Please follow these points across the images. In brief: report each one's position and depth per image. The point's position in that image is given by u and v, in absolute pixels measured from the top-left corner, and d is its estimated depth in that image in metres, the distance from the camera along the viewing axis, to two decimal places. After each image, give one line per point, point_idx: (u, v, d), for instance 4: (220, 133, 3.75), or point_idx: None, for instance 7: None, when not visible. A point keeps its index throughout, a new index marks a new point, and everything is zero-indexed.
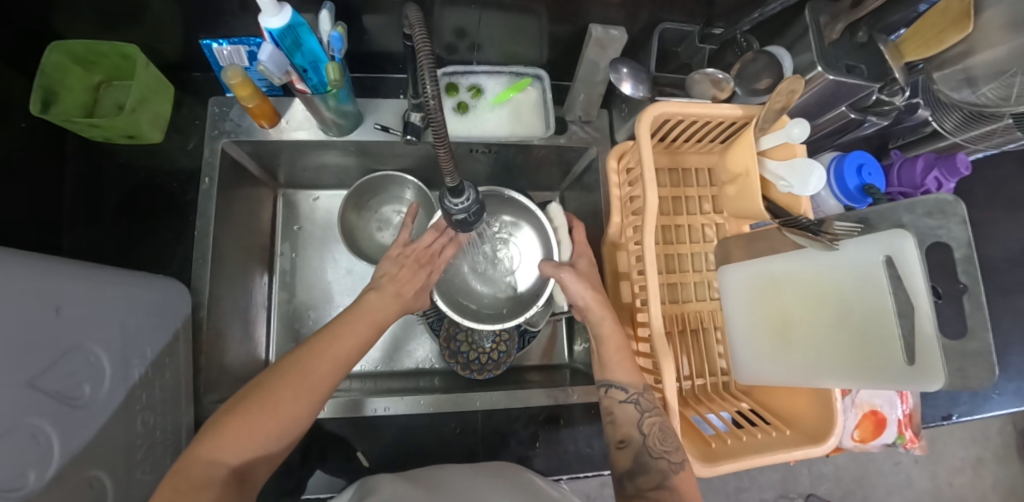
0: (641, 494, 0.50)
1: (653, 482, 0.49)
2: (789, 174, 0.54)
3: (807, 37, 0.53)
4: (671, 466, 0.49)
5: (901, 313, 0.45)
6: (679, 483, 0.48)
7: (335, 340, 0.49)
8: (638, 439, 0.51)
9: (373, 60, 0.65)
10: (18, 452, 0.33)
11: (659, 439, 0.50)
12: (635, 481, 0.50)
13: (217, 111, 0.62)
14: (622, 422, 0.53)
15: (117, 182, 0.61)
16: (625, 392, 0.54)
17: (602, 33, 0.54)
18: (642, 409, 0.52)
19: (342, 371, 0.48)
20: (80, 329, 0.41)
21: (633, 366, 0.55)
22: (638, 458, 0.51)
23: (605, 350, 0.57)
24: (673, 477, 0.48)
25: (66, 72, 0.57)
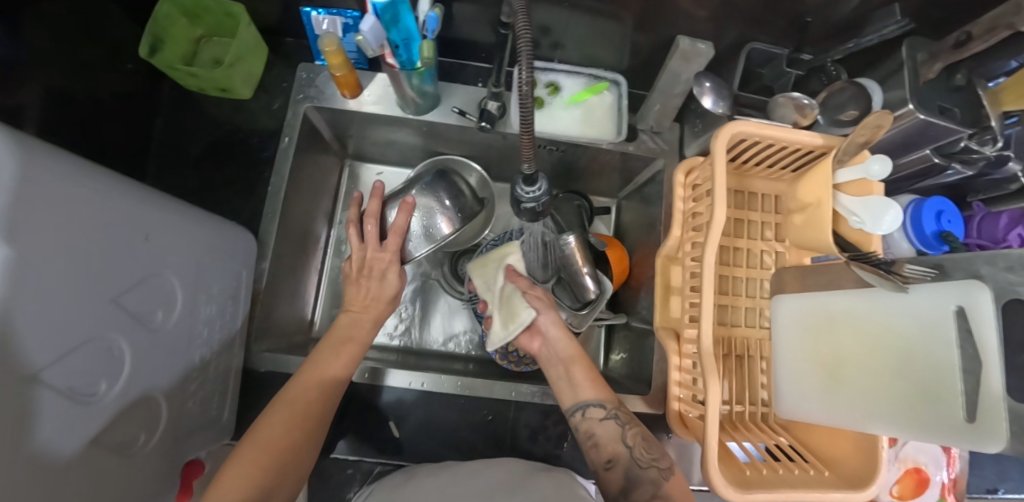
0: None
1: (647, 496, 0.47)
2: (863, 210, 0.52)
3: (901, 73, 0.51)
4: (660, 474, 0.48)
5: (966, 368, 0.42)
6: (671, 491, 0.47)
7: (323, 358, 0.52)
8: (625, 454, 0.49)
9: (456, 46, 0.67)
10: (95, 361, 0.36)
11: (644, 448, 0.50)
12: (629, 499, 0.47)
13: (304, 77, 0.65)
14: (605, 441, 0.51)
15: (204, 132, 0.67)
16: (604, 409, 0.52)
17: (688, 46, 0.53)
18: (622, 422, 0.51)
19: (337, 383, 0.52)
20: (159, 259, 0.43)
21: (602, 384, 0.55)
22: (628, 473, 0.48)
23: (574, 372, 0.56)
24: (665, 486, 0.47)
25: (173, 22, 0.61)
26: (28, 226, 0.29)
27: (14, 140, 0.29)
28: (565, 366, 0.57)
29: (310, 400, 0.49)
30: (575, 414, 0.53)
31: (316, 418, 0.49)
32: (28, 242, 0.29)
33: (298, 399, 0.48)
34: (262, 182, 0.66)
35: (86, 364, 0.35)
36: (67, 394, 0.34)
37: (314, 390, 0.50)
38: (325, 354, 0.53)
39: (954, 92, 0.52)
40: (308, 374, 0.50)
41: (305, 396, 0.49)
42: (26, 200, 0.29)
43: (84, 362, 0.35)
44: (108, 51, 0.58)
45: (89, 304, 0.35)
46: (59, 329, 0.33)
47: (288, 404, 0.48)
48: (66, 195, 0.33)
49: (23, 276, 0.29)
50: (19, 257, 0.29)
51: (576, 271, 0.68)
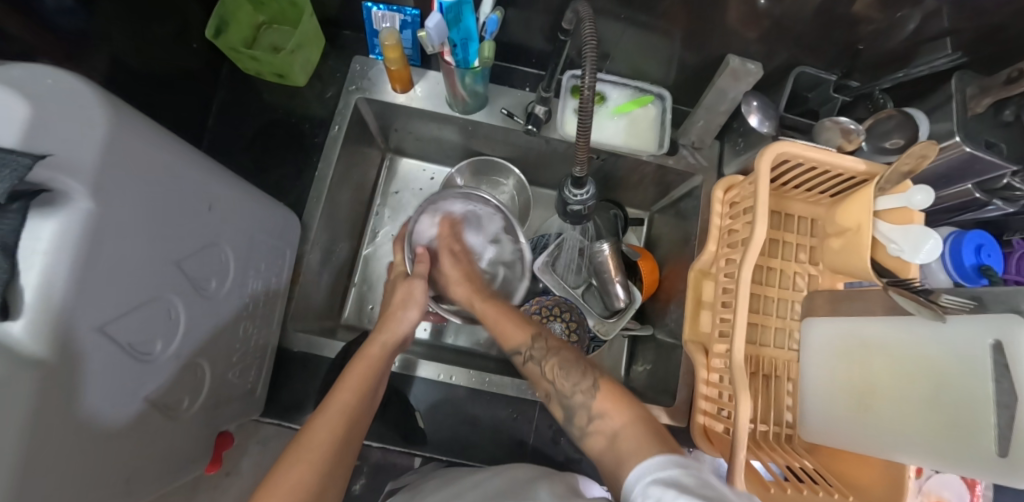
0: (585, 432, 0.44)
1: (584, 419, 0.44)
2: (903, 239, 0.52)
3: (949, 106, 0.52)
4: (586, 395, 0.45)
5: (1002, 403, 0.41)
6: (603, 406, 0.43)
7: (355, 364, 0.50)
8: (553, 389, 0.48)
9: (507, 50, 0.69)
10: (154, 321, 0.37)
11: (564, 377, 0.48)
12: (574, 424, 0.45)
13: (358, 69, 0.68)
14: (535, 379, 0.51)
15: (258, 115, 0.69)
16: (522, 353, 0.53)
17: (739, 64, 0.54)
18: (539, 358, 0.51)
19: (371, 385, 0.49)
20: (219, 228, 0.44)
21: (519, 323, 0.55)
22: (564, 406, 0.47)
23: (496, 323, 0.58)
24: (595, 404, 0.44)
25: (239, 7, 0.64)
26: (110, 182, 0.31)
27: (105, 100, 0.31)
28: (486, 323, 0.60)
29: (323, 444, 0.41)
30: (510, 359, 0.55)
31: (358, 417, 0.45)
32: (107, 198, 0.31)
33: (308, 446, 0.41)
34: (309, 167, 0.68)
35: (145, 323, 0.36)
36: (127, 350, 0.34)
37: (328, 428, 0.42)
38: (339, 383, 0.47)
39: (1002, 128, 0.52)
40: (316, 419, 0.43)
41: (318, 439, 0.41)
42: (111, 157, 0.31)
43: (143, 320, 0.36)
44: (178, 30, 0.61)
45: (154, 265, 0.36)
46: (124, 285, 0.34)
47: (298, 455, 0.40)
48: (146, 156, 0.34)
49: (100, 228, 0.30)
50: (99, 210, 0.30)
51: (608, 279, 0.70)
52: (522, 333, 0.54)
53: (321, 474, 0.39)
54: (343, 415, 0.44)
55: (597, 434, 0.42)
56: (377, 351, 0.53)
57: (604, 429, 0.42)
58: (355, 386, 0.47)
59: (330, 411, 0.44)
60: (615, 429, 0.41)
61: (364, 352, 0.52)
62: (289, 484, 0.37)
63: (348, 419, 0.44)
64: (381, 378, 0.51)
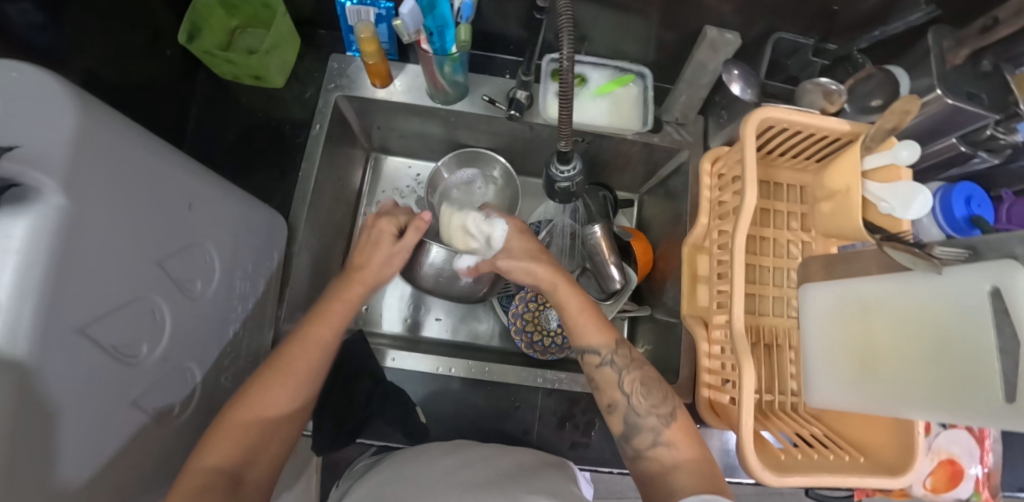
0: (639, 455, 0.49)
1: (647, 441, 0.49)
2: (892, 196, 0.52)
3: (927, 60, 0.52)
4: (661, 421, 0.49)
5: (1005, 348, 0.41)
6: (673, 438, 0.48)
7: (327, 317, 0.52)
8: (623, 401, 0.51)
9: (485, 39, 0.68)
10: (138, 322, 0.36)
11: (642, 396, 0.50)
12: (631, 444, 0.50)
13: (335, 67, 0.67)
14: (605, 386, 0.52)
15: (237, 120, 0.68)
16: (600, 355, 0.53)
17: (717, 35, 0.54)
18: (620, 368, 0.52)
19: (330, 348, 0.51)
20: (200, 228, 0.43)
21: (601, 324, 0.54)
22: (627, 419, 0.50)
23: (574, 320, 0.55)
24: (665, 432, 0.49)
25: (211, 12, 0.63)
26: (84, 178, 0.30)
27: (72, 93, 0.30)
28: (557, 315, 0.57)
29: (267, 404, 0.45)
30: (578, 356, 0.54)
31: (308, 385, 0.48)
32: (82, 194, 0.29)
33: (253, 405, 0.45)
34: (292, 168, 0.67)
35: (128, 325, 0.35)
36: (110, 352, 0.33)
37: (274, 393, 0.46)
38: (314, 318, 0.52)
39: (981, 79, 0.52)
40: (293, 350, 0.49)
41: (264, 403, 0.45)
42: (82, 151, 0.29)
43: (126, 322, 0.35)
44: (150, 38, 0.60)
45: (134, 264, 0.35)
46: (106, 285, 0.32)
47: (274, 380, 0.47)
48: (120, 152, 0.33)
49: (75, 226, 0.29)
50: (73, 206, 0.29)
51: (602, 262, 0.70)
52: (611, 336, 0.53)
53: (290, 400, 0.47)
54: (317, 354, 0.49)
55: (655, 459, 0.48)
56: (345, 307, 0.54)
57: (666, 458, 0.47)
58: (330, 329, 0.51)
59: (307, 344, 0.50)
60: (677, 461, 0.47)
61: (337, 293, 0.55)
62: (263, 404, 0.45)
63: (322, 357, 0.50)
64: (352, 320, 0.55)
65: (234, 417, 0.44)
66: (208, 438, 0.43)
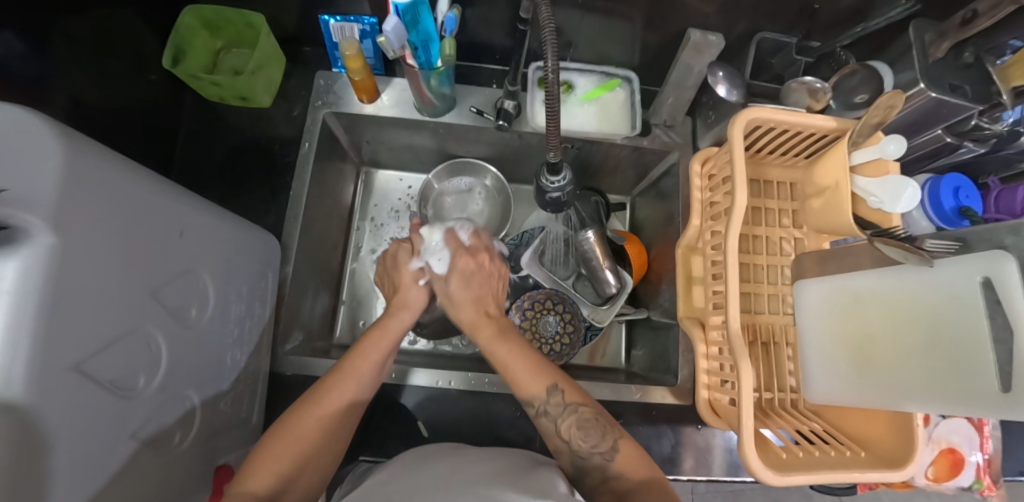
0: (595, 488, 0.48)
1: (598, 478, 0.48)
2: (881, 190, 0.53)
3: (910, 54, 0.53)
4: (605, 459, 0.48)
5: (998, 338, 0.41)
6: (621, 468, 0.48)
7: (371, 344, 0.53)
8: (566, 447, 0.50)
9: (470, 49, 0.68)
10: (134, 355, 0.36)
11: (582, 438, 0.49)
12: (584, 484, 0.49)
13: (322, 84, 0.67)
14: (547, 436, 0.52)
15: (225, 141, 0.68)
16: (536, 406, 0.52)
17: (700, 37, 0.56)
18: (556, 417, 0.51)
19: (370, 376, 0.52)
20: (194, 255, 0.43)
21: (531, 371, 0.52)
22: (574, 461, 0.50)
23: (512, 366, 0.54)
24: (613, 466, 0.48)
25: (194, 34, 0.63)
26: (74, 215, 0.29)
27: (58, 129, 0.29)
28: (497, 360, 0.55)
29: (306, 433, 0.46)
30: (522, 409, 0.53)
31: (347, 411, 0.49)
32: (74, 232, 0.29)
33: (291, 432, 0.45)
34: (282, 187, 0.67)
35: (125, 358, 0.35)
36: (107, 387, 0.33)
37: (312, 420, 0.46)
38: (358, 350, 0.52)
39: (963, 70, 0.52)
40: (331, 381, 0.49)
41: (303, 430, 0.45)
42: (73, 189, 0.29)
43: (123, 356, 0.34)
44: (135, 63, 0.60)
45: (129, 297, 0.35)
46: (101, 320, 0.32)
47: (312, 412, 0.47)
48: (111, 185, 0.32)
49: (67, 264, 0.29)
50: (65, 244, 0.28)
51: (596, 266, 0.70)
52: (540, 384, 0.52)
53: (326, 431, 0.47)
54: (353, 386, 0.50)
55: (612, 489, 0.47)
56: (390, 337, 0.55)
57: (618, 488, 0.47)
58: (372, 362, 0.52)
59: (350, 372, 0.50)
60: (629, 488, 0.46)
61: (385, 325, 0.57)
62: (297, 434, 0.45)
63: (358, 389, 0.50)
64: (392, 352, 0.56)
65: (273, 450, 0.44)
66: (245, 470, 0.43)
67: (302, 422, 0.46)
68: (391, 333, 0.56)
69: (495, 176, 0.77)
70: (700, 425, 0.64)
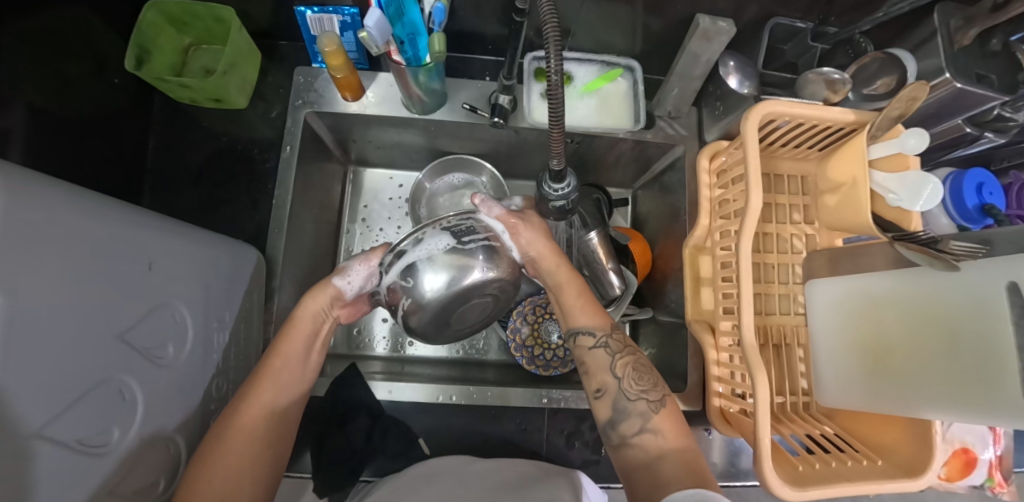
0: (625, 442, 0.48)
1: (634, 428, 0.48)
2: (901, 187, 0.49)
3: (934, 41, 0.49)
4: (650, 407, 0.48)
5: None
6: (661, 425, 0.47)
7: (288, 338, 0.50)
8: (614, 383, 0.50)
9: (461, 39, 0.64)
10: (105, 408, 0.32)
11: (635, 380, 0.50)
12: (617, 429, 0.48)
13: (302, 81, 0.62)
14: (596, 369, 0.52)
15: (201, 147, 0.64)
16: (594, 337, 0.53)
17: (710, 24, 0.51)
18: (613, 352, 0.52)
19: (297, 378, 0.49)
20: (167, 287, 0.39)
21: (597, 310, 0.55)
22: (616, 404, 0.49)
23: (566, 296, 0.56)
24: (653, 419, 0.48)
25: (159, 31, 0.58)
26: (23, 269, 0.25)
27: None
28: (556, 291, 0.56)
29: (241, 448, 0.42)
30: (569, 340, 0.54)
31: (282, 420, 0.46)
32: (27, 287, 0.26)
33: (222, 453, 0.41)
34: (265, 196, 0.63)
35: (94, 413, 0.31)
36: (76, 449, 0.30)
37: (245, 436, 0.43)
38: (275, 349, 0.49)
39: (989, 58, 0.50)
40: (254, 389, 0.46)
41: (236, 446, 0.42)
42: (19, 241, 0.25)
43: (91, 411, 0.31)
44: (95, 66, 0.55)
45: (93, 348, 0.31)
46: (62, 377, 0.29)
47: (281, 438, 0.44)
48: (58, 228, 0.28)
49: (19, 324, 0.25)
50: (17, 303, 0.25)
51: (600, 268, 0.68)
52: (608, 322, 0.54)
53: (262, 442, 0.43)
54: (282, 388, 0.47)
55: (641, 447, 0.46)
56: (306, 325, 0.51)
57: (653, 445, 0.46)
58: (289, 361, 0.49)
59: (270, 378, 0.47)
60: (664, 448, 0.46)
61: (298, 317, 0.52)
62: (228, 453, 0.41)
63: (290, 391, 0.48)
64: (316, 344, 0.52)
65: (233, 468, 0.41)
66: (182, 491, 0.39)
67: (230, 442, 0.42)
68: (304, 322, 0.52)
69: (490, 175, 0.72)
70: (710, 428, 0.65)
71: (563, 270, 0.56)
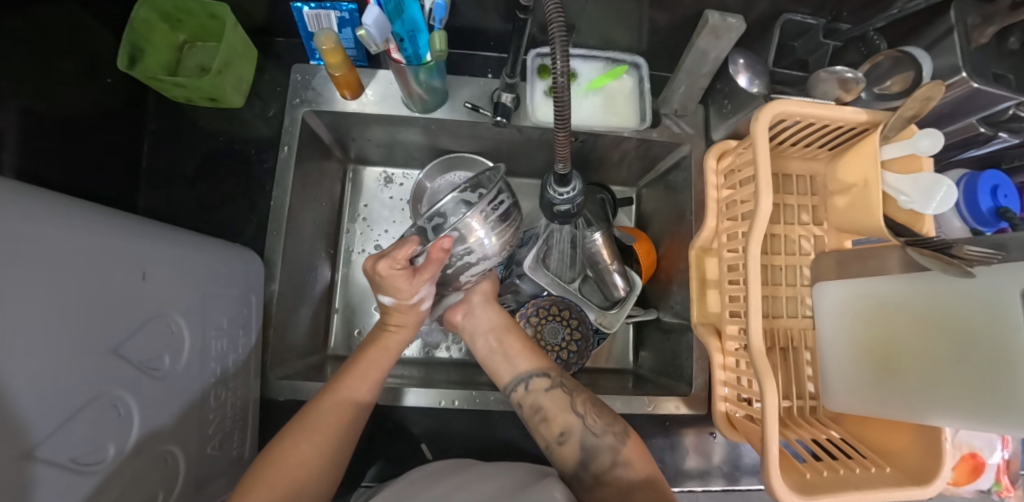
0: (599, 481, 0.49)
1: (606, 463, 0.49)
2: (913, 189, 0.48)
3: (950, 39, 0.48)
4: (618, 439, 0.50)
5: None
6: (630, 457, 0.49)
7: (371, 359, 0.53)
8: (577, 423, 0.51)
9: (462, 35, 0.62)
10: (99, 424, 0.32)
11: (595, 416, 0.52)
12: (591, 469, 0.50)
13: (299, 79, 0.61)
14: (555, 412, 0.53)
15: (197, 146, 0.63)
16: (549, 378, 0.55)
17: (719, 20, 0.49)
18: (568, 391, 0.54)
19: (366, 401, 0.50)
20: (162, 296, 0.38)
21: (538, 356, 0.58)
22: (583, 444, 0.50)
23: (508, 342, 0.59)
24: (622, 451, 0.50)
25: (152, 28, 0.57)
26: (11, 285, 0.24)
27: None
28: (498, 332, 0.60)
29: (298, 460, 0.43)
30: (518, 388, 0.55)
31: (347, 433, 0.48)
32: (17, 306, 0.25)
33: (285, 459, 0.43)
34: (263, 197, 0.62)
35: (87, 430, 0.31)
36: (69, 467, 0.29)
37: (307, 442, 0.45)
38: (350, 370, 0.51)
39: (1007, 57, 0.48)
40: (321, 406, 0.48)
41: (294, 453, 0.44)
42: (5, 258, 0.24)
43: (86, 427, 0.30)
44: (87, 65, 0.53)
45: (87, 361, 0.30)
46: (56, 394, 0.28)
47: (287, 445, 0.44)
48: (42, 241, 0.27)
49: (8, 343, 0.24)
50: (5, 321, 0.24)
51: (604, 269, 0.68)
52: (552, 365, 0.57)
53: (326, 453, 0.45)
54: (351, 401, 0.49)
55: (614, 484, 0.48)
56: (389, 351, 0.54)
57: (624, 480, 0.48)
58: (360, 381, 0.51)
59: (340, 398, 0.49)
60: (633, 482, 0.47)
61: (382, 339, 0.54)
62: (287, 460, 0.43)
63: (353, 405, 0.49)
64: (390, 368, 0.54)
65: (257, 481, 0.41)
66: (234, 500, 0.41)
67: (290, 445, 0.44)
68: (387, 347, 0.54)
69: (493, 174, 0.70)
70: (716, 432, 0.64)
71: (507, 324, 0.61)
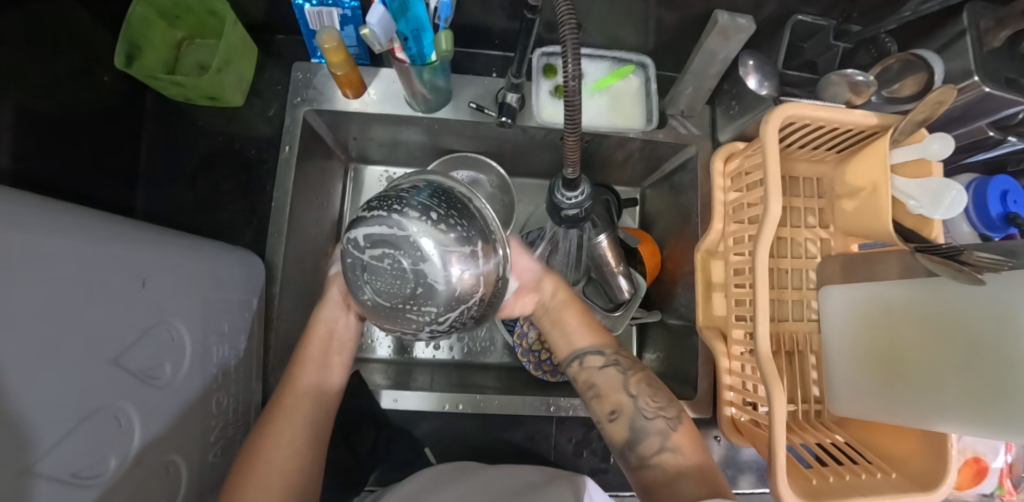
0: (644, 463, 0.48)
1: (652, 448, 0.49)
2: (922, 193, 0.47)
3: (963, 42, 0.48)
4: (669, 424, 0.49)
5: None
6: (678, 442, 0.48)
7: (312, 344, 0.51)
8: (629, 403, 0.51)
9: (467, 33, 0.61)
10: (100, 436, 0.31)
11: (650, 398, 0.51)
12: (636, 451, 0.49)
13: (300, 78, 0.60)
14: (609, 391, 0.52)
15: (196, 145, 0.61)
16: (604, 356, 0.54)
17: (729, 21, 0.49)
18: (624, 369, 0.53)
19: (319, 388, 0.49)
20: (162, 303, 0.38)
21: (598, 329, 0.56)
22: (634, 425, 0.50)
23: (569, 317, 0.56)
24: (671, 436, 0.49)
25: (150, 25, 0.55)
26: (10, 298, 0.24)
27: None
28: (561, 311, 0.56)
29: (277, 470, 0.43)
30: (574, 364, 0.54)
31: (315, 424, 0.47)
32: (16, 320, 0.24)
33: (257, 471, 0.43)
34: (264, 199, 0.61)
35: (88, 443, 0.30)
36: (69, 482, 0.28)
37: (275, 446, 0.44)
38: (298, 359, 0.51)
39: (1020, 60, 0.48)
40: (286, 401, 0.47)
41: (269, 459, 0.43)
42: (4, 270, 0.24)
43: (87, 440, 0.30)
44: (84, 63, 0.52)
45: (87, 372, 0.30)
46: (56, 406, 0.27)
47: (280, 444, 0.45)
48: (40, 250, 0.26)
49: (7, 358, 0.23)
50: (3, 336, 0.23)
51: (609, 272, 0.67)
52: (612, 341, 0.55)
53: (301, 452, 0.45)
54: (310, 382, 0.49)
55: (660, 468, 0.47)
56: (321, 331, 0.52)
57: (671, 465, 0.47)
58: (309, 367, 0.50)
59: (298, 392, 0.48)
60: (683, 469, 0.47)
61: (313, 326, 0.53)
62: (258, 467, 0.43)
63: (309, 389, 0.49)
64: (337, 348, 0.53)
65: (249, 474, 0.42)
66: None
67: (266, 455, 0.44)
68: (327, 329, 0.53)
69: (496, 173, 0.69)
70: (719, 435, 0.64)
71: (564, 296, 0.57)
